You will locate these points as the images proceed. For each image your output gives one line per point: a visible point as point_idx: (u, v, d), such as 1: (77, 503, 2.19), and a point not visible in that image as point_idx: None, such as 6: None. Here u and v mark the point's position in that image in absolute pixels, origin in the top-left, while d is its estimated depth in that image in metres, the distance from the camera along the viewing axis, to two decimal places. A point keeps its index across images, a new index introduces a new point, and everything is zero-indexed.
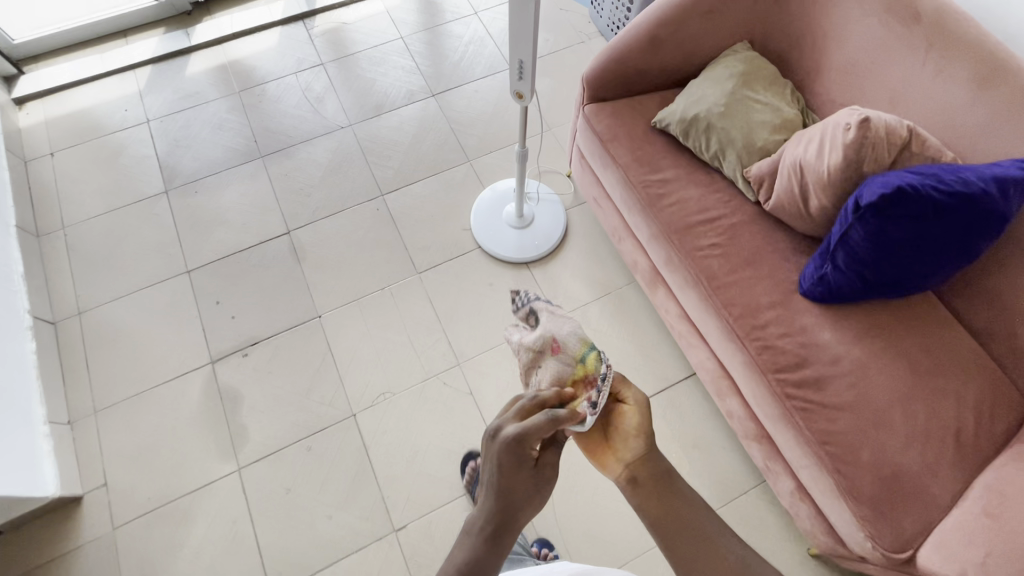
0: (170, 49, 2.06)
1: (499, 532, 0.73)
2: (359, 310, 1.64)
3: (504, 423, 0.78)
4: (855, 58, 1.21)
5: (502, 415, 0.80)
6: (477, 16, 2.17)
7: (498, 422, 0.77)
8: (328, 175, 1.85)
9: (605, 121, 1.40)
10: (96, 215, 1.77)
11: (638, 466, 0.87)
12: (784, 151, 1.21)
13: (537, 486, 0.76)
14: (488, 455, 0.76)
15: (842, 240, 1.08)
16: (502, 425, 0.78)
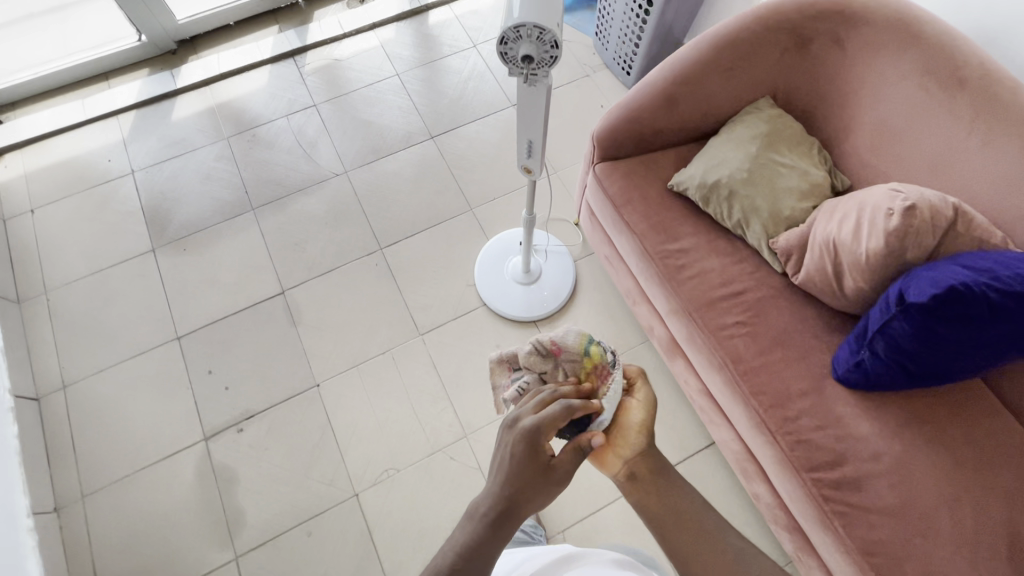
0: (154, 93, 1.96)
1: (501, 521, 0.64)
2: (359, 377, 1.56)
3: (521, 413, 0.73)
4: (892, 122, 1.11)
5: (520, 407, 0.76)
6: (476, 50, 2.08)
7: (516, 411, 0.73)
8: (323, 228, 1.76)
9: (618, 184, 1.31)
10: (80, 277, 1.68)
11: (638, 463, 0.80)
12: (815, 224, 1.12)
13: (551, 479, 0.68)
14: (501, 448, 0.70)
15: (883, 329, 0.99)
16: (520, 415, 0.73)
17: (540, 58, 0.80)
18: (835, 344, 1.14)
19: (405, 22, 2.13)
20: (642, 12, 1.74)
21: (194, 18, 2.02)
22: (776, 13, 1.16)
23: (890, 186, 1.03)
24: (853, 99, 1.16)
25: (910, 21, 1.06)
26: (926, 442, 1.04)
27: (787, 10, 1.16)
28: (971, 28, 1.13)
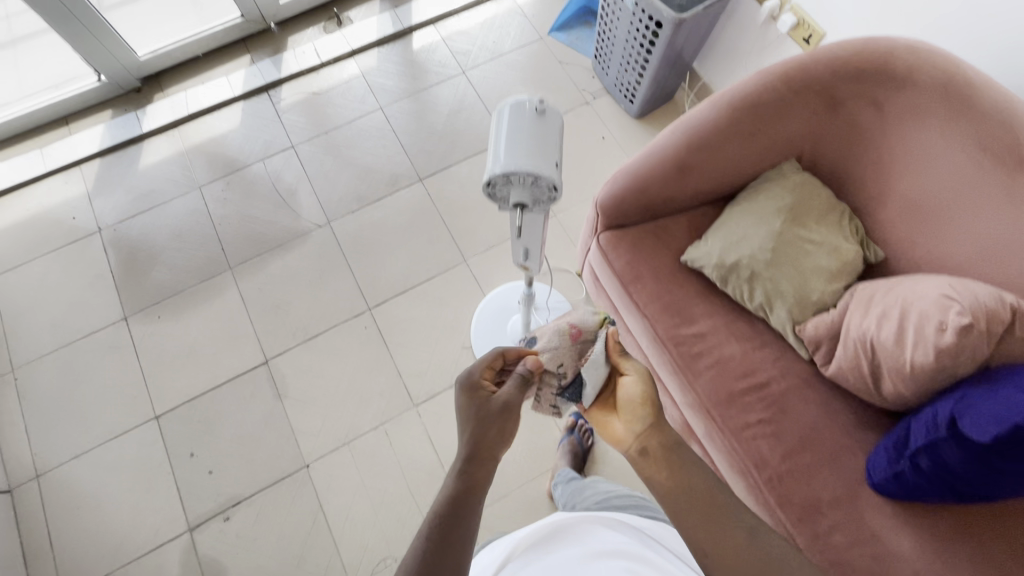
0: (118, 138, 1.82)
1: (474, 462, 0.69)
2: (351, 455, 1.47)
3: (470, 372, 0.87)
4: (937, 198, 0.97)
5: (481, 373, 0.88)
6: (465, 77, 1.92)
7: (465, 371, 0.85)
8: (307, 288, 1.64)
9: (624, 257, 1.18)
10: (49, 352, 1.58)
11: (648, 436, 0.82)
12: (848, 315, 1.00)
13: (488, 413, 0.76)
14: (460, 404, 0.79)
15: (929, 445, 0.88)
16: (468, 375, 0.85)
17: (539, 198, 0.72)
18: (870, 444, 1.03)
19: (386, 48, 1.97)
20: (647, 41, 1.54)
21: (156, 53, 1.86)
22: (805, 70, 1.01)
23: (939, 284, 0.90)
24: (893, 167, 1.02)
25: (963, 87, 0.91)
26: (977, 563, 0.92)
27: (818, 67, 1.00)
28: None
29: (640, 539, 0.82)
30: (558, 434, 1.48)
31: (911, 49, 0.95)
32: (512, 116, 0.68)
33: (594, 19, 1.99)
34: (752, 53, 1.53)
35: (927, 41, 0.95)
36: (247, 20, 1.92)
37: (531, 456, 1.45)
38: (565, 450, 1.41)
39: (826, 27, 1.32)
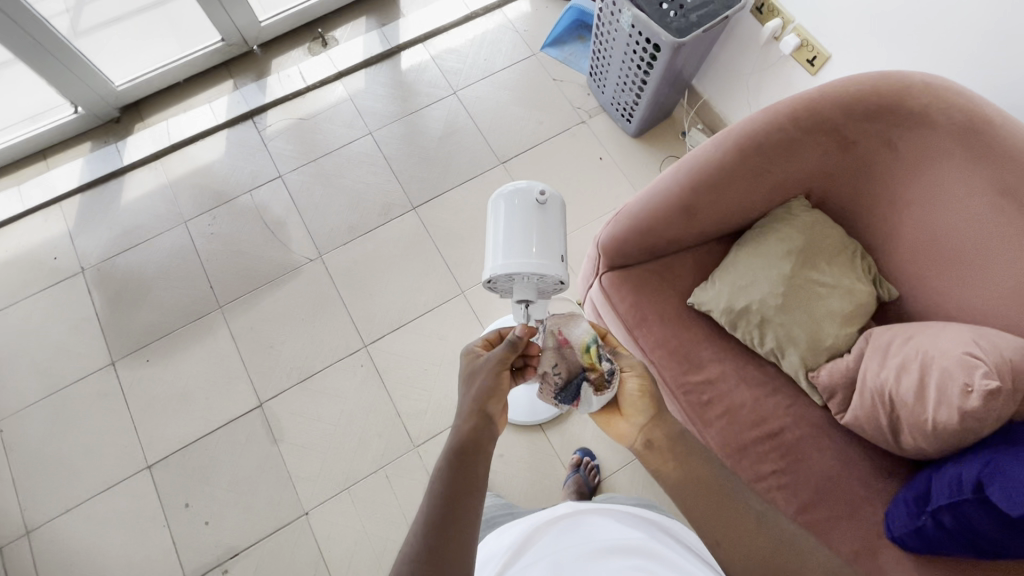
0: (98, 173, 1.75)
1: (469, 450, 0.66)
2: (350, 501, 1.42)
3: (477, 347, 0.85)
4: (958, 242, 0.93)
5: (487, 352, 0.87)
6: (456, 97, 1.86)
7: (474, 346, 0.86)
8: (300, 326, 1.59)
9: (628, 300, 1.13)
10: (35, 400, 1.52)
11: (652, 429, 0.82)
12: (864, 363, 0.96)
13: (477, 367, 0.75)
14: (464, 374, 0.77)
15: (953, 505, 0.84)
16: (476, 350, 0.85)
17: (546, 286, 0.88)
18: (888, 495, 0.99)
19: (374, 69, 1.90)
20: (643, 64, 1.48)
21: (134, 81, 1.80)
22: (815, 109, 0.96)
23: (962, 338, 0.86)
24: (908, 207, 0.97)
25: (985, 127, 0.86)
26: None
27: (828, 105, 0.95)
28: None
29: (654, 531, 0.76)
30: (563, 472, 1.43)
31: (928, 86, 0.89)
32: (512, 221, 0.86)
33: (587, 33, 1.93)
34: (754, 72, 1.48)
35: (944, 78, 0.90)
36: (229, 44, 1.86)
37: (535, 497, 1.40)
38: (571, 489, 1.34)
39: (830, 49, 1.28)
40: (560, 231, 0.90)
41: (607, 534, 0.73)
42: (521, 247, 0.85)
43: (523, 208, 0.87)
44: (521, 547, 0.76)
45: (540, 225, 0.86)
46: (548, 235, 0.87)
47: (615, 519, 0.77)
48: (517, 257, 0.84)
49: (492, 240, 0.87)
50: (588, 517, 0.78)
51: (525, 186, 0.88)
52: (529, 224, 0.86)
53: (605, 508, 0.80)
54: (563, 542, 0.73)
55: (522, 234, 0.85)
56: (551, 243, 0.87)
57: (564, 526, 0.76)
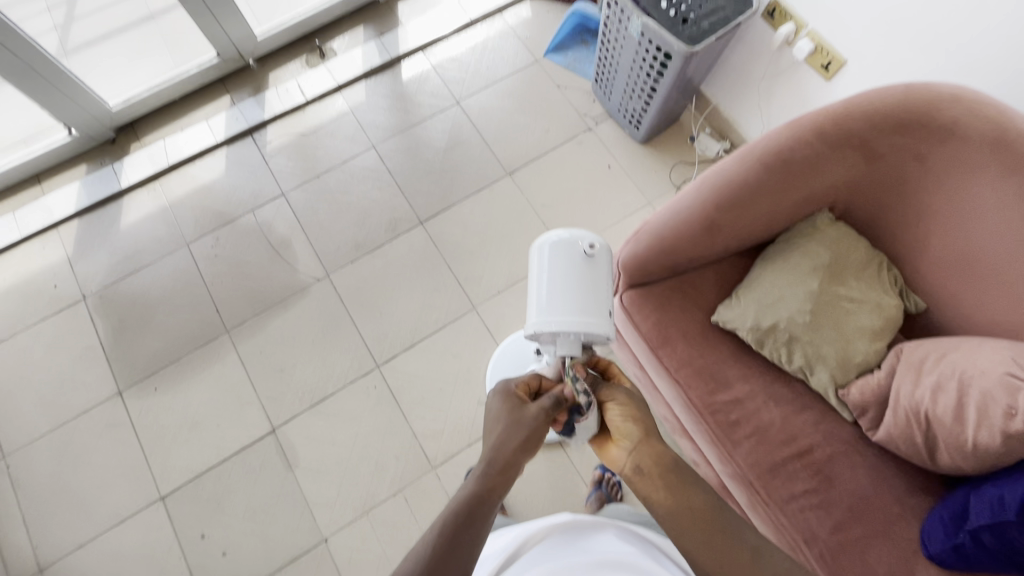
0: (95, 197, 1.71)
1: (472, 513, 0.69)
2: (369, 526, 1.40)
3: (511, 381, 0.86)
4: (989, 254, 0.92)
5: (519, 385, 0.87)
6: (460, 107, 1.82)
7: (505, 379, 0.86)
8: (310, 348, 1.56)
9: (651, 319, 1.11)
10: (41, 434, 1.49)
11: (641, 454, 0.80)
12: (896, 380, 0.96)
13: (523, 419, 0.78)
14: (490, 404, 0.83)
15: (995, 525, 0.82)
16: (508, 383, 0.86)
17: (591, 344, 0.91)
18: (922, 510, 0.97)
19: (374, 80, 1.86)
20: (653, 71, 1.46)
21: (128, 100, 1.75)
22: (841, 124, 0.96)
23: (1000, 358, 0.86)
24: (936, 220, 0.97)
25: (1016, 140, 0.86)
26: None
27: (854, 120, 0.96)
28: None
29: (642, 547, 0.83)
30: (585, 489, 1.41)
31: (956, 99, 0.90)
32: (554, 277, 0.90)
33: (590, 38, 1.90)
34: (765, 76, 1.47)
35: (971, 91, 0.90)
36: (224, 60, 1.82)
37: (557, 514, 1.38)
38: (594, 505, 1.35)
39: (845, 54, 1.27)
40: (606, 284, 0.92)
41: (596, 545, 0.80)
42: (564, 301, 0.87)
43: (570, 261, 0.91)
44: (519, 548, 0.86)
45: (585, 279, 0.89)
46: (593, 288, 0.89)
47: (606, 532, 0.85)
48: (559, 311, 0.87)
49: (535, 292, 0.91)
50: (583, 529, 0.86)
51: (572, 238, 0.92)
52: (574, 278, 0.89)
53: (599, 522, 0.88)
54: (556, 548, 0.82)
55: (566, 288, 0.88)
56: (596, 297, 0.89)
57: (559, 534, 0.85)
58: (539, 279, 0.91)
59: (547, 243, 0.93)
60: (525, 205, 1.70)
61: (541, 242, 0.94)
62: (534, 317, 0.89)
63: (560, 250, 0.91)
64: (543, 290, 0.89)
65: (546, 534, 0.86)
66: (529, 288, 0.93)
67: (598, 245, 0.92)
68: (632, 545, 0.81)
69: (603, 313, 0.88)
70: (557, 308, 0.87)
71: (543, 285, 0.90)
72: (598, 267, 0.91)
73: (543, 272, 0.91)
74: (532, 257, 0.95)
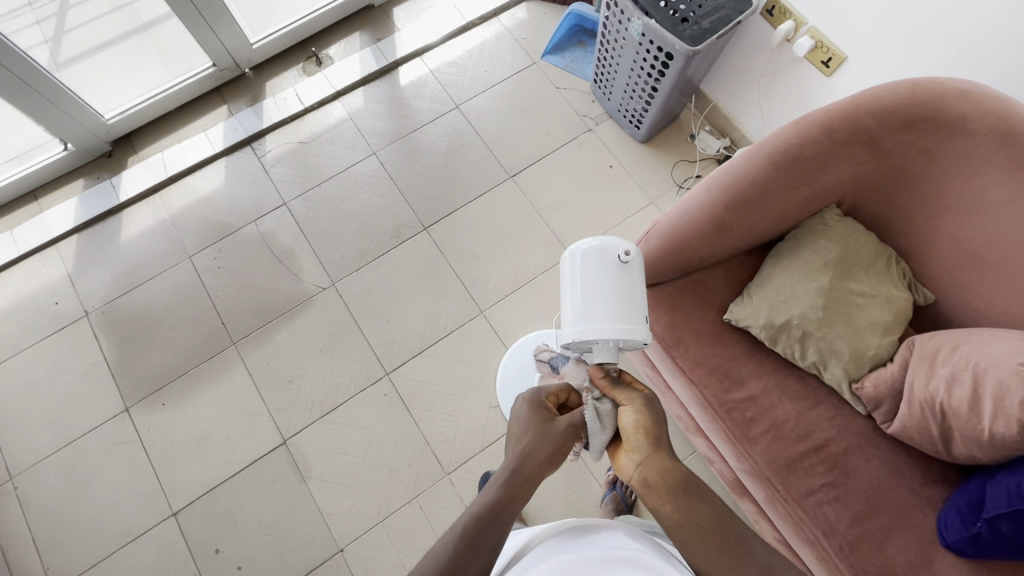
0: (94, 211, 1.69)
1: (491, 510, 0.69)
2: (385, 535, 1.39)
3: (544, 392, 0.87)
4: (997, 244, 0.94)
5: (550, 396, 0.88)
6: (460, 111, 1.82)
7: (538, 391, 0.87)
8: (318, 358, 1.55)
9: (664, 319, 1.11)
10: (48, 454, 1.47)
11: (648, 467, 0.77)
12: (910, 372, 0.97)
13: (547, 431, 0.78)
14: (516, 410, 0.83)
15: (1012, 513, 0.83)
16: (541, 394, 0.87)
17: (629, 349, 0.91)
18: (937, 500, 0.99)
19: (373, 85, 1.86)
20: (655, 71, 1.47)
21: (124, 113, 1.74)
22: (849, 120, 0.97)
23: (1014, 348, 0.87)
24: (942, 213, 0.99)
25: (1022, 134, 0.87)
26: None
27: (863, 116, 0.97)
28: None
29: (657, 546, 0.72)
30: (599, 490, 1.41)
31: (964, 93, 0.91)
32: (589, 285, 0.89)
33: (588, 38, 1.90)
34: (765, 74, 1.49)
35: (978, 85, 0.91)
36: (220, 69, 1.80)
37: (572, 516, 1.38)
38: (610, 508, 1.34)
39: (845, 49, 1.28)
40: (641, 290, 0.92)
41: (605, 544, 0.69)
42: (602, 310, 0.88)
43: (604, 268, 0.91)
44: (520, 551, 0.76)
45: (621, 286, 0.89)
46: (629, 295, 0.89)
47: (617, 531, 0.74)
48: (598, 320, 0.87)
49: (571, 300, 0.90)
50: (588, 530, 0.74)
51: (605, 246, 0.91)
52: (610, 286, 0.89)
53: (610, 521, 0.77)
54: (560, 546, 0.72)
55: (603, 296, 0.88)
56: (633, 305, 0.89)
57: (565, 532, 0.75)
58: (574, 287, 0.91)
59: (579, 250, 0.92)
60: (529, 207, 1.70)
61: (572, 250, 0.93)
62: (572, 326, 0.89)
63: (593, 258, 0.90)
64: (579, 299, 0.89)
65: (550, 534, 0.76)
66: (564, 294, 0.93)
67: (633, 251, 0.91)
68: (647, 545, 0.71)
69: (638, 320, 0.88)
70: (595, 317, 0.87)
71: (578, 294, 0.90)
72: (632, 273, 0.91)
73: (577, 280, 0.91)
74: (563, 265, 0.94)
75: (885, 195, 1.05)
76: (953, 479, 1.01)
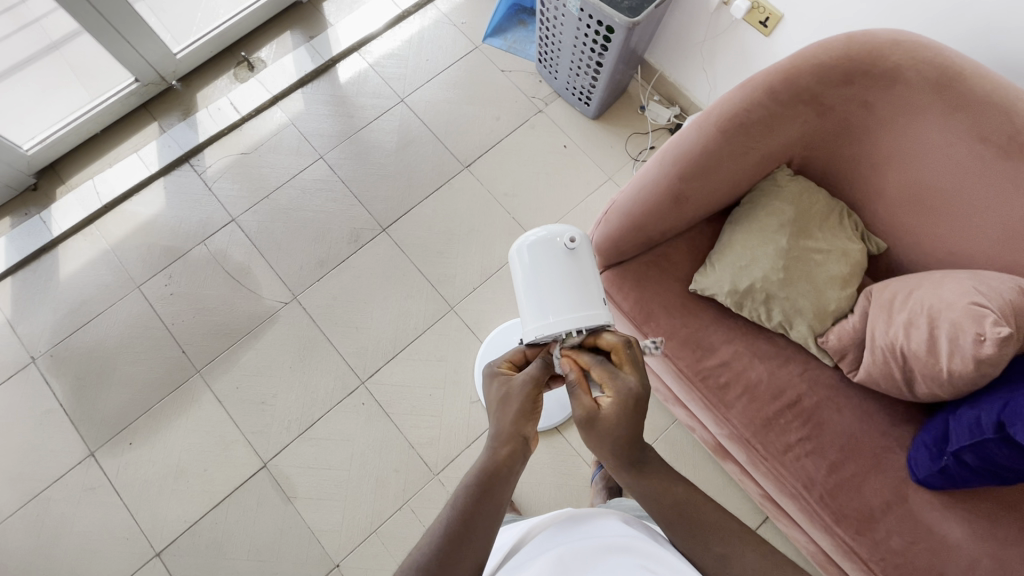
0: (26, 250, 1.59)
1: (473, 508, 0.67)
2: (380, 544, 1.37)
3: (499, 364, 0.83)
4: (939, 188, 0.98)
5: (500, 362, 0.84)
6: (405, 104, 1.76)
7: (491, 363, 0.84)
8: (289, 374, 1.51)
9: (631, 296, 1.12)
10: (12, 512, 1.39)
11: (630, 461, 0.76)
12: (870, 322, 1.00)
13: (513, 390, 0.77)
14: (494, 391, 0.79)
15: (975, 444, 0.87)
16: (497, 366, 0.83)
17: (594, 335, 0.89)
18: (907, 439, 1.02)
19: (311, 86, 1.78)
20: (598, 46, 1.45)
21: (45, 142, 1.61)
22: (789, 81, 0.98)
23: (964, 288, 0.91)
24: (887, 164, 1.02)
25: (954, 79, 0.90)
26: None
27: (804, 75, 0.97)
28: (993, 57, 1.02)
29: (655, 534, 0.71)
30: (588, 470, 1.42)
31: (896, 44, 0.93)
32: (538, 280, 0.90)
33: (528, 17, 1.86)
34: (706, 39, 1.49)
35: (909, 35, 0.93)
36: (144, 84, 1.69)
37: (565, 498, 1.39)
38: (600, 485, 1.34)
39: (781, 8, 1.29)
40: (595, 273, 0.92)
41: (606, 532, 0.67)
42: (558, 300, 0.88)
43: (553, 258, 0.91)
44: (517, 545, 0.74)
45: (573, 273, 0.90)
46: (583, 281, 0.90)
47: (615, 519, 0.72)
48: (557, 313, 0.87)
49: (526, 294, 0.90)
50: (578, 522, 0.72)
51: (550, 234, 0.92)
52: (562, 274, 0.89)
53: (610, 514, 0.74)
54: (552, 537, 0.70)
55: (556, 286, 0.88)
56: (588, 290, 0.89)
57: (563, 523, 0.73)
58: (527, 279, 0.91)
59: (526, 243, 0.92)
60: (488, 196, 1.67)
61: (520, 243, 0.94)
62: (533, 322, 0.89)
63: (541, 248, 0.91)
64: (534, 291, 0.89)
65: (543, 529, 0.74)
66: (519, 292, 0.92)
67: (579, 236, 0.92)
68: (647, 534, 0.69)
69: (599, 303, 0.88)
70: (552, 308, 0.87)
71: (533, 289, 0.90)
72: (582, 258, 0.91)
73: (529, 273, 0.91)
74: (514, 260, 0.94)
75: (833, 150, 1.06)
76: (919, 418, 1.05)
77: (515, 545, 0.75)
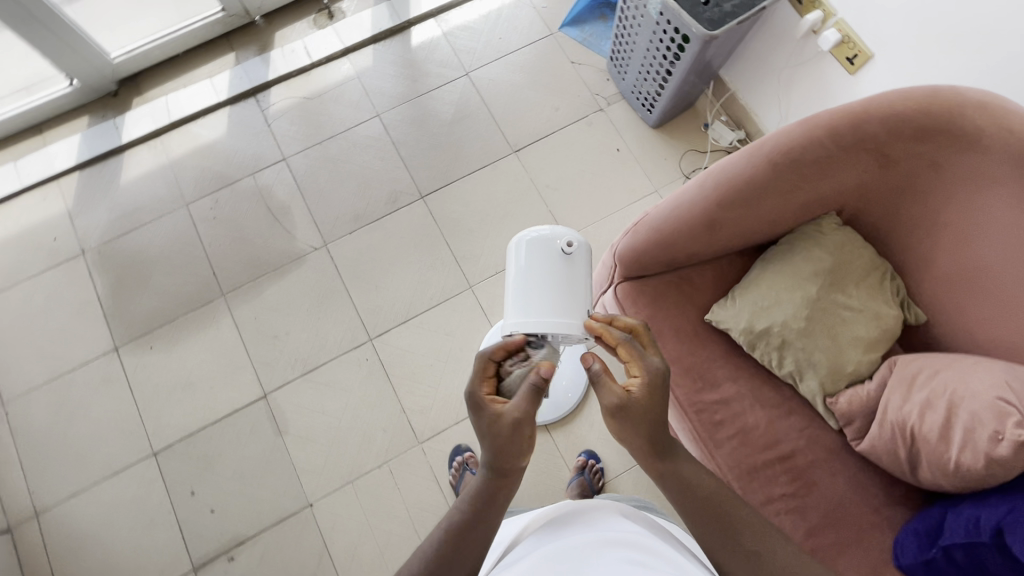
0: (96, 150, 1.70)
1: None
2: (354, 495, 1.42)
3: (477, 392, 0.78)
4: (996, 270, 0.90)
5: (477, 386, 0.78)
6: (469, 79, 1.77)
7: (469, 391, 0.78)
8: (304, 317, 1.56)
9: (643, 313, 1.09)
10: (39, 384, 1.52)
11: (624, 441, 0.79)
12: (887, 393, 0.95)
13: (504, 429, 0.74)
14: (483, 428, 0.75)
15: (968, 544, 0.80)
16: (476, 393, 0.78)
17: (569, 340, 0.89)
18: (899, 523, 0.97)
19: (384, 44, 1.81)
20: (670, 54, 1.41)
21: (131, 53, 1.71)
22: (856, 125, 0.92)
23: (995, 380, 0.84)
24: (946, 232, 0.95)
25: None
26: None
27: (872, 121, 0.92)
28: None
29: (655, 529, 0.72)
30: (567, 473, 1.42)
31: (981, 106, 0.86)
32: (523, 279, 0.89)
33: (610, 12, 1.82)
34: (787, 66, 1.42)
35: (999, 98, 0.86)
36: (230, 15, 1.76)
37: (538, 496, 1.40)
38: (575, 491, 1.34)
39: (873, 47, 1.21)
40: (587, 282, 0.92)
41: (605, 527, 0.69)
42: (541, 302, 0.87)
43: (547, 258, 0.90)
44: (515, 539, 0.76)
45: (563, 278, 0.89)
46: (571, 288, 0.89)
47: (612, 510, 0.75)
48: (538, 313, 0.87)
49: (513, 289, 0.90)
50: (576, 514, 0.74)
51: (550, 235, 0.91)
52: (552, 278, 0.88)
53: (606, 505, 0.76)
54: (551, 528, 0.72)
55: (544, 288, 0.88)
56: (574, 297, 0.88)
57: (561, 515, 0.75)
58: (517, 276, 0.90)
59: (525, 239, 0.92)
60: (530, 184, 1.66)
61: (519, 237, 0.93)
62: (513, 317, 0.89)
63: (538, 247, 0.90)
64: (520, 288, 0.89)
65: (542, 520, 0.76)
66: (508, 284, 0.92)
67: (577, 242, 0.90)
68: (646, 528, 0.71)
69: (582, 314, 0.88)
70: (534, 309, 0.87)
71: (522, 285, 0.89)
72: (576, 264, 0.90)
73: (520, 269, 0.90)
74: (510, 253, 0.94)
75: (889, 207, 1.00)
76: (918, 502, 0.99)
77: (511, 541, 0.77)
